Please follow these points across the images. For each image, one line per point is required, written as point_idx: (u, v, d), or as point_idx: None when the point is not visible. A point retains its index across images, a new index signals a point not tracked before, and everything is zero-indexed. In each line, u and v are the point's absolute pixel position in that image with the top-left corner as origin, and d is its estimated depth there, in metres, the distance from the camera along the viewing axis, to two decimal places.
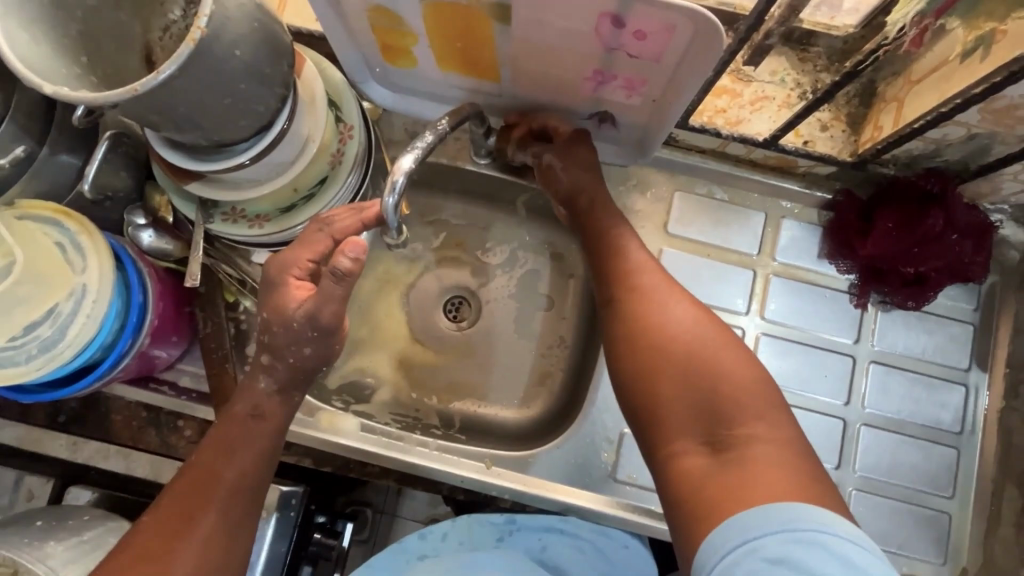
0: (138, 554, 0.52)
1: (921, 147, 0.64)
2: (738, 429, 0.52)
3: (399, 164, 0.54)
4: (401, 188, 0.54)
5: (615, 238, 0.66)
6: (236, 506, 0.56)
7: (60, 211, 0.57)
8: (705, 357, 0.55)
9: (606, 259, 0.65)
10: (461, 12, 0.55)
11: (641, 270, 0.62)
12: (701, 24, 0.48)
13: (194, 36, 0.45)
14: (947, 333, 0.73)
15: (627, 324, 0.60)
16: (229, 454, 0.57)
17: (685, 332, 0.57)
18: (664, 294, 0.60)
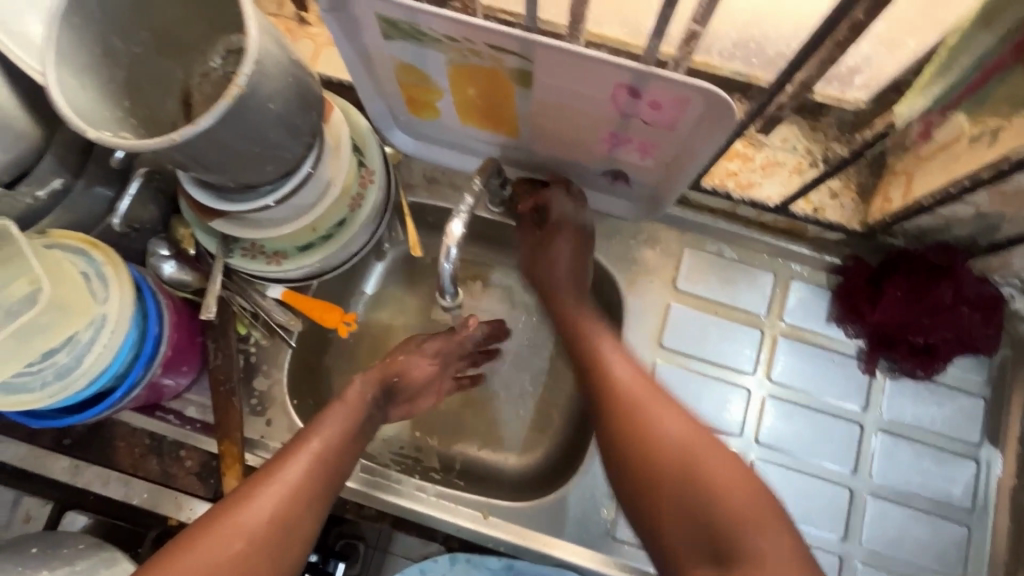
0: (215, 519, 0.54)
1: (930, 221, 0.65)
2: (741, 546, 0.51)
3: (450, 233, 0.54)
4: (455, 255, 0.54)
5: (599, 351, 0.66)
6: (320, 477, 0.59)
7: (88, 241, 0.59)
8: (700, 472, 0.55)
9: (591, 378, 0.65)
10: (486, 74, 0.57)
11: (618, 374, 0.63)
12: (713, 100, 0.50)
13: (233, 93, 0.48)
14: (957, 406, 0.72)
15: (620, 446, 0.59)
16: (319, 430, 0.61)
17: (678, 446, 0.57)
18: (650, 405, 0.60)
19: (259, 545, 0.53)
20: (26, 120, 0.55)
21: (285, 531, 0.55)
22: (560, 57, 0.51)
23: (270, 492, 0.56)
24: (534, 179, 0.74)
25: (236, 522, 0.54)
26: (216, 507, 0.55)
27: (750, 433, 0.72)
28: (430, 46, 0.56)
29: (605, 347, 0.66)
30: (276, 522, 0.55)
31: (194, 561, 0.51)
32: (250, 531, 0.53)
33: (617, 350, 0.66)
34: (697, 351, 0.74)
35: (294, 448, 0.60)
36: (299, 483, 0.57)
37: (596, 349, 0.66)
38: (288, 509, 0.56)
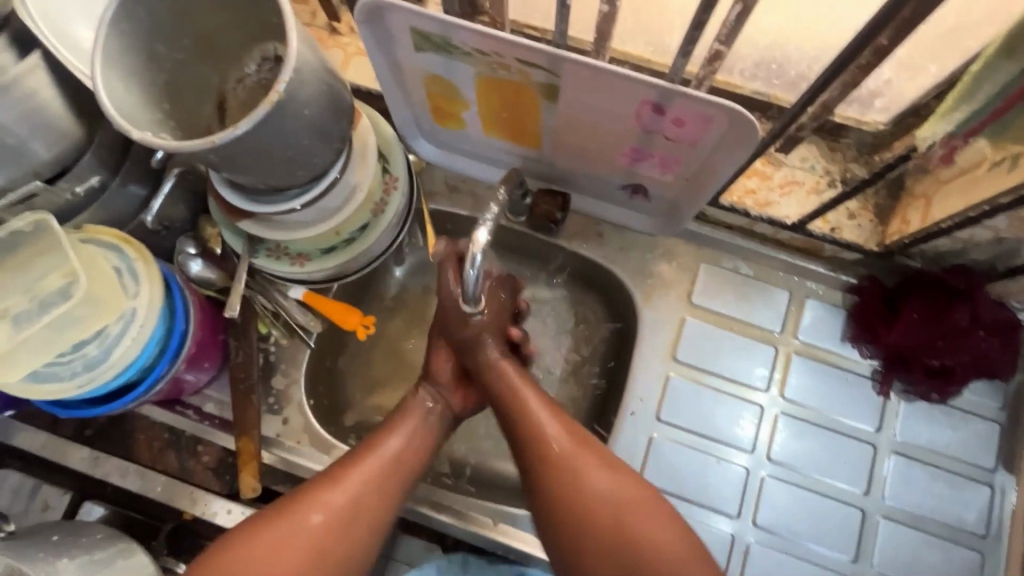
0: (280, 511, 0.56)
1: (948, 244, 0.66)
2: None
3: (476, 239, 0.54)
4: (480, 262, 0.55)
5: (524, 406, 0.62)
6: (398, 473, 0.61)
7: (121, 237, 0.61)
8: (632, 529, 0.56)
9: (520, 437, 0.62)
10: (513, 87, 0.59)
11: (542, 425, 0.61)
12: (736, 118, 0.51)
13: (272, 99, 0.49)
14: (971, 430, 0.72)
15: (551, 506, 0.58)
16: (400, 427, 0.63)
17: (612, 504, 0.57)
18: (581, 462, 0.59)
19: (337, 529, 0.56)
20: (70, 120, 0.57)
21: (362, 520, 0.58)
22: (587, 73, 0.52)
23: (355, 480, 0.59)
24: (554, 191, 0.75)
25: (320, 504, 0.57)
26: (303, 487, 0.59)
27: (761, 450, 0.72)
28: (459, 59, 0.57)
29: (528, 398, 0.63)
30: (354, 509, 0.58)
31: (279, 536, 0.55)
32: (317, 526, 0.56)
33: (541, 400, 0.63)
34: (710, 366, 0.75)
35: (377, 441, 0.62)
36: (380, 475, 0.60)
37: (519, 402, 0.63)
38: (366, 498, 0.58)
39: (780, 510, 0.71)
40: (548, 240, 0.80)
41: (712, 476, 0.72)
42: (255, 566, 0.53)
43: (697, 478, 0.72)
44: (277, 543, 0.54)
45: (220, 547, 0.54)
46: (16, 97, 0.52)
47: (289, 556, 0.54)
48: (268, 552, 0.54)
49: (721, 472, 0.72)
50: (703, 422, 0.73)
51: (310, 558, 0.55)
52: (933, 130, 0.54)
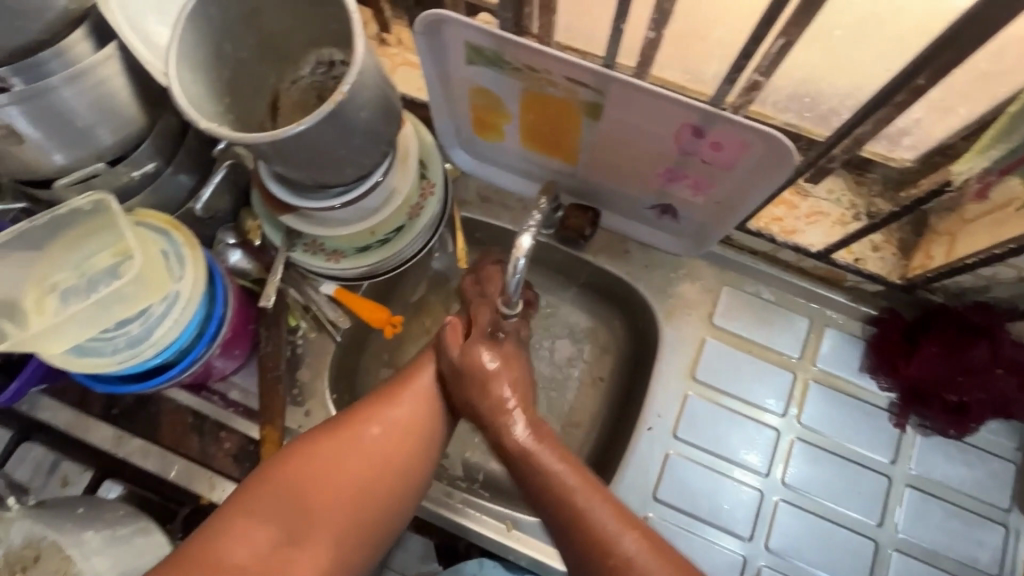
0: (339, 444, 0.62)
1: (971, 280, 0.67)
2: None
3: (520, 244, 0.57)
4: (522, 267, 0.57)
5: (579, 504, 0.57)
6: (437, 396, 0.68)
7: (170, 222, 0.63)
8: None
9: (570, 534, 0.57)
10: (557, 104, 0.61)
11: (619, 538, 0.55)
12: (773, 144, 0.53)
13: (336, 98, 0.52)
14: (987, 468, 0.72)
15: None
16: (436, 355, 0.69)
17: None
18: (651, 565, 0.53)
19: (389, 439, 0.64)
20: (134, 107, 0.60)
21: (411, 434, 0.65)
22: (632, 94, 0.55)
23: (397, 402, 0.66)
24: (585, 206, 0.77)
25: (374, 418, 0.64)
26: (353, 407, 0.66)
27: (776, 474, 0.73)
28: (508, 74, 0.60)
29: (580, 496, 0.57)
30: (404, 423, 0.65)
31: (335, 444, 0.62)
32: (368, 452, 0.63)
33: (595, 496, 0.58)
34: (728, 387, 0.76)
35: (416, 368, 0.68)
36: (423, 398, 0.67)
37: (569, 501, 0.57)
38: (414, 415, 0.66)
39: (793, 536, 0.71)
40: (574, 254, 0.82)
41: (726, 497, 0.72)
42: (318, 473, 0.60)
43: (710, 498, 0.72)
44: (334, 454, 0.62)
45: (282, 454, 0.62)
46: (92, 82, 0.55)
47: (348, 463, 0.62)
48: (329, 462, 0.61)
49: (736, 494, 0.72)
50: (719, 443, 0.74)
51: (368, 468, 0.62)
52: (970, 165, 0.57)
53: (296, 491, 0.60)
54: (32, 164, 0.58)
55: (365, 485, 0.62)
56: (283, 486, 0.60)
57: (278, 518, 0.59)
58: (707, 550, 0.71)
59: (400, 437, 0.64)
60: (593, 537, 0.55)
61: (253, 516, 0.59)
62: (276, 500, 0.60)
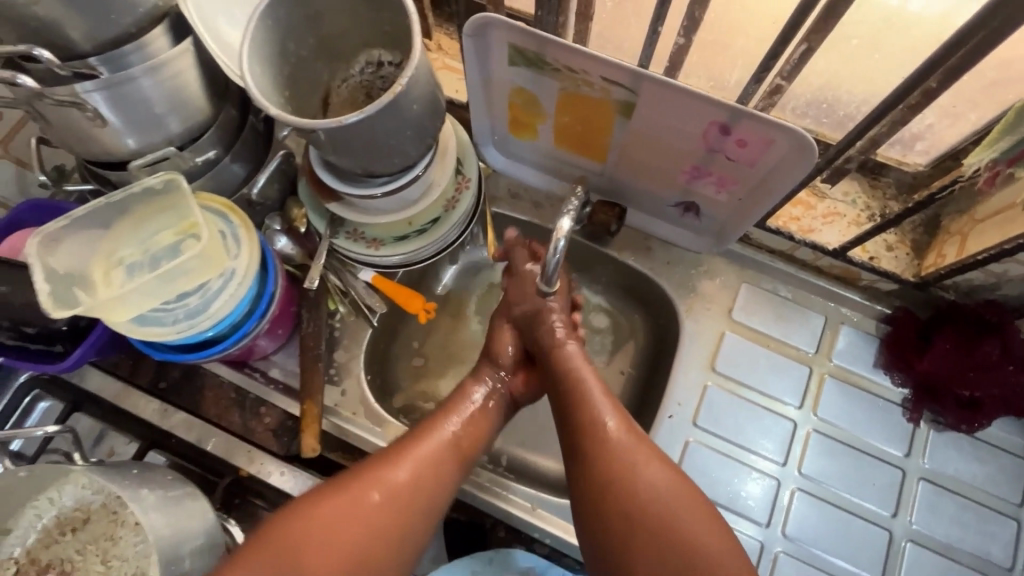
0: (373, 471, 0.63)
1: (982, 278, 0.69)
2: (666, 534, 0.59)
3: (560, 227, 0.61)
4: (562, 247, 0.61)
5: (583, 384, 0.67)
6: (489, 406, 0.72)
7: (227, 206, 0.67)
8: (683, 533, 0.58)
9: (570, 409, 0.67)
10: (593, 104, 0.66)
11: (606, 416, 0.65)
12: (798, 141, 0.56)
13: (395, 90, 0.57)
14: (998, 464, 0.74)
15: (593, 483, 0.62)
16: (462, 409, 0.70)
17: (658, 491, 0.60)
18: (634, 452, 0.62)
19: (392, 503, 0.62)
20: (201, 98, 0.65)
21: (414, 496, 0.63)
22: (664, 93, 0.59)
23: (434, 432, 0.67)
24: (612, 203, 0.81)
25: (375, 483, 0.62)
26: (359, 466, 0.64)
27: (792, 464, 0.75)
28: (548, 75, 0.65)
29: (585, 376, 0.68)
30: (409, 485, 0.63)
31: (336, 503, 0.61)
32: (400, 482, 0.63)
33: (598, 382, 0.68)
34: (746, 379, 0.79)
35: (431, 427, 0.68)
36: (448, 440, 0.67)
37: (578, 385, 0.67)
38: (419, 479, 0.64)
39: (809, 524, 0.73)
40: (599, 249, 0.86)
41: (743, 484, 0.75)
42: (349, 502, 0.61)
43: (728, 484, 0.75)
44: (365, 485, 0.62)
45: (276, 522, 0.60)
46: (169, 72, 0.60)
47: (350, 527, 0.60)
48: (359, 493, 0.61)
49: (753, 481, 0.75)
50: (738, 432, 0.77)
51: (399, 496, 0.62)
52: (980, 156, 0.59)
53: (325, 523, 0.59)
54: (108, 147, 0.62)
55: (393, 513, 0.62)
56: (303, 538, 0.59)
57: None
58: None
59: (402, 504, 0.62)
60: (585, 414, 0.65)
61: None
62: (270, 567, 0.57)
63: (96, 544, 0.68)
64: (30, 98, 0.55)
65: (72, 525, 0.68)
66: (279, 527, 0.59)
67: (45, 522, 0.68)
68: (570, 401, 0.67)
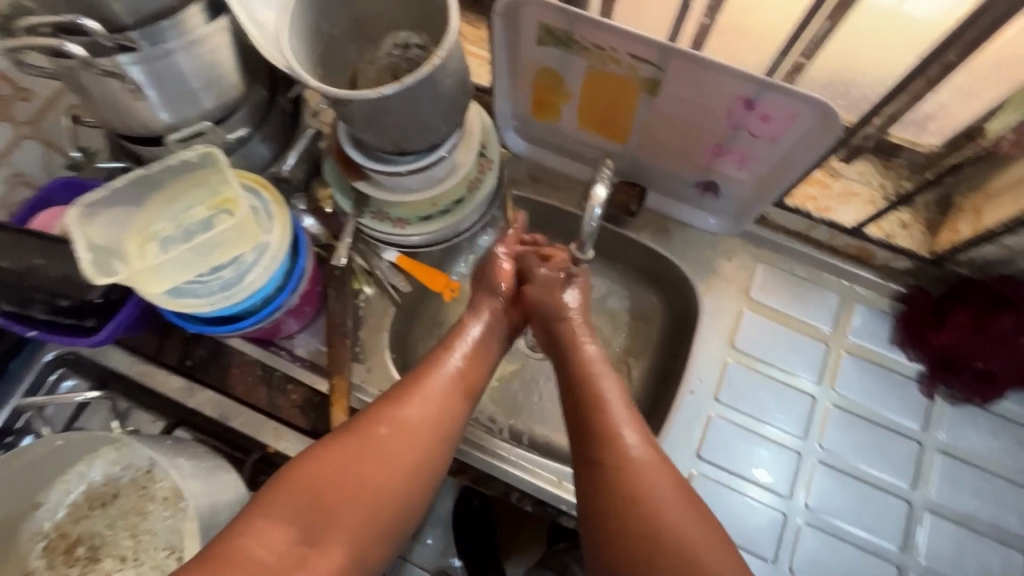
0: (380, 409, 0.65)
1: (996, 253, 0.71)
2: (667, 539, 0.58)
3: (596, 193, 0.63)
4: (597, 216, 0.63)
5: (590, 371, 0.69)
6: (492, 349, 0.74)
7: (258, 181, 0.68)
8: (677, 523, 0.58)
9: (578, 397, 0.68)
10: (619, 82, 0.68)
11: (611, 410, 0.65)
12: (822, 112, 0.58)
13: (434, 62, 0.58)
14: (1013, 436, 0.76)
15: (606, 498, 0.61)
16: (461, 346, 0.71)
17: (660, 497, 0.60)
18: (652, 474, 0.61)
19: (400, 441, 0.63)
20: (236, 75, 0.66)
21: (422, 436, 0.64)
22: (690, 68, 0.61)
23: (437, 371, 0.68)
24: (632, 183, 0.82)
25: (384, 419, 0.63)
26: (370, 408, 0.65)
27: (812, 438, 0.77)
28: (576, 53, 0.66)
29: (594, 361, 0.70)
30: (417, 423, 0.64)
31: (352, 446, 0.62)
32: (408, 416, 0.64)
33: (614, 379, 0.68)
34: (766, 356, 0.80)
35: (433, 366, 0.69)
36: (453, 380, 0.69)
37: (595, 402, 0.66)
38: (429, 416, 0.65)
39: (830, 496, 0.74)
40: (618, 232, 0.87)
41: (765, 458, 0.76)
42: (362, 442, 0.62)
43: (749, 458, 0.76)
44: (374, 424, 0.63)
45: (292, 467, 0.61)
46: (207, 48, 0.61)
47: (363, 469, 0.61)
48: (370, 432, 0.63)
49: (774, 456, 0.76)
50: (759, 408, 0.78)
51: (410, 434, 0.64)
52: None
53: (339, 463, 0.60)
54: (145, 121, 0.63)
55: (406, 452, 0.63)
56: (319, 483, 0.59)
57: (296, 533, 0.57)
58: (751, 508, 0.74)
59: (410, 444, 0.63)
60: (590, 405, 0.66)
61: (271, 519, 0.57)
62: (294, 514, 0.58)
63: (127, 518, 0.68)
64: (73, 68, 0.56)
65: (101, 499, 0.68)
66: (296, 470, 0.60)
67: (75, 496, 0.68)
68: (578, 387, 0.68)
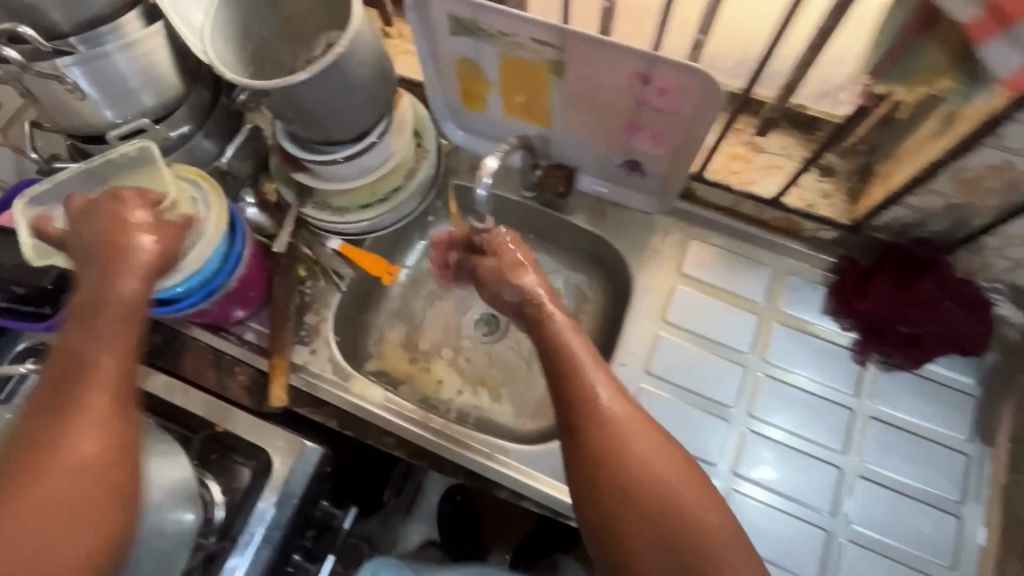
0: (49, 383, 0.48)
1: (909, 216, 0.72)
2: (656, 493, 0.55)
3: (485, 165, 0.67)
4: (487, 183, 0.67)
5: (552, 329, 0.64)
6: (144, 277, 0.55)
7: (200, 175, 0.73)
8: (656, 477, 0.56)
9: (548, 351, 0.63)
10: (528, 66, 0.71)
11: (586, 361, 0.61)
12: (704, 82, 0.61)
13: (337, 51, 0.62)
14: (947, 401, 0.76)
15: (588, 451, 0.58)
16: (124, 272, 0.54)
17: (639, 450, 0.57)
18: (630, 428, 0.58)
19: (46, 504, 0.43)
20: (173, 75, 0.71)
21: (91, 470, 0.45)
22: (586, 48, 0.64)
23: (95, 311, 0.51)
24: (561, 165, 0.85)
25: (57, 393, 0.47)
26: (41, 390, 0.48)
27: (742, 407, 0.77)
28: (486, 41, 0.70)
29: (557, 318, 0.65)
30: (71, 470, 0.44)
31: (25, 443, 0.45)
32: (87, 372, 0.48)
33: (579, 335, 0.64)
34: (697, 327, 0.81)
35: (91, 304, 0.51)
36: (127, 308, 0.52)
37: (572, 360, 0.61)
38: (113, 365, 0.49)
39: (760, 463, 0.75)
40: (554, 215, 0.90)
41: (695, 427, 0.77)
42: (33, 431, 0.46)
43: (678, 427, 0.77)
44: (49, 406, 0.47)
45: None
46: (141, 50, 0.67)
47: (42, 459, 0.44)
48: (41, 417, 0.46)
49: (704, 425, 0.77)
50: (690, 379, 0.79)
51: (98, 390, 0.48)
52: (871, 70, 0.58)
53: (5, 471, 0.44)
54: (90, 119, 0.69)
55: (97, 412, 0.47)
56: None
57: None
58: None
59: (61, 504, 0.43)
60: (558, 361, 0.62)
61: None
62: None
63: None
64: (17, 72, 0.63)
65: None
66: None
67: None
68: (543, 344, 0.64)
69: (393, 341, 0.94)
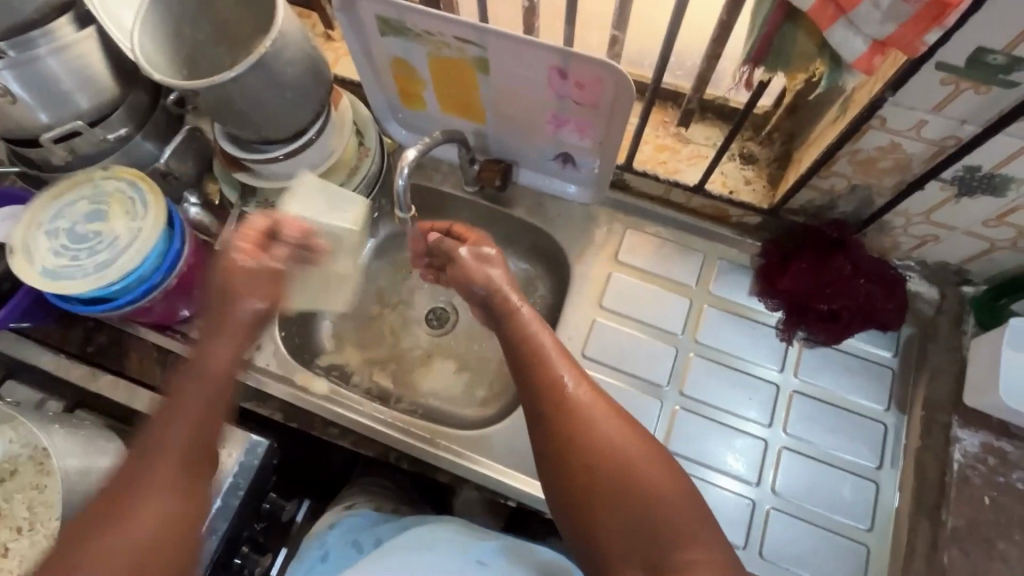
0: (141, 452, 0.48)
1: (819, 197, 0.77)
2: (626, 475, 0.53)
3: (405, 156, 0.72)
4: (406, 174, 0.72)
5: (517, 320, 0.64)
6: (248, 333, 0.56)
7: (138, 174, 0.75)
8: (624, 456, 0.54)
9: (513, 344, 0.63)
10: (455, 64, 0.74)
11: (548, 351, 0.61)
12: (621, 82, 0.66)
13: (261, 51, 0.64)
14: (867, 373, 0.80)
15: (554, 436, 0.57)
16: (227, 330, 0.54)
17: (604, 431, 0.56)
18: (595, 411, 0.57)
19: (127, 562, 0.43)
20: (109, 78, 0.73)
21: (163, 557, 0.45)
22: (504, 44, 0.68)
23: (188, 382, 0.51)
24: (497, 161, 0.88)
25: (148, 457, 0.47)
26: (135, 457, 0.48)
27: (675, 386, 0.81)
28: (414, 40, 0.73)
29: (521, 309, 0.64)
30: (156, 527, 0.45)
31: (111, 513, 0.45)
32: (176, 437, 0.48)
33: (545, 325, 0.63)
34: (633, 312, 0.84)
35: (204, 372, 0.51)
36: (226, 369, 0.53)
37: (536, 349, 0.61)
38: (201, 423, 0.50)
39: (693, 439, 0.78)
40: (496, 209, 0.92)
41: (631, 408, 0.80)
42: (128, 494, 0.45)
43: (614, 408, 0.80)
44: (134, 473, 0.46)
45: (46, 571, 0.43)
46: (74, 53, 0.68)
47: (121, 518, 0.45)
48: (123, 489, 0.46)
49: (639, 406, 0.80)
50: (628, 362, 0.82)
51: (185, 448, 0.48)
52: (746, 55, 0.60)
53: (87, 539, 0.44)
54: (24, 121, 0.70)
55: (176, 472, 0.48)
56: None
57: None
58: None
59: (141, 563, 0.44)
60: (522, 352, 0.62)
61: None
62: None
63: None
64: None
65: None
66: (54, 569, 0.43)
67: None
68: (507, 336, 0.64)
69: (344, 337, 0.96)
